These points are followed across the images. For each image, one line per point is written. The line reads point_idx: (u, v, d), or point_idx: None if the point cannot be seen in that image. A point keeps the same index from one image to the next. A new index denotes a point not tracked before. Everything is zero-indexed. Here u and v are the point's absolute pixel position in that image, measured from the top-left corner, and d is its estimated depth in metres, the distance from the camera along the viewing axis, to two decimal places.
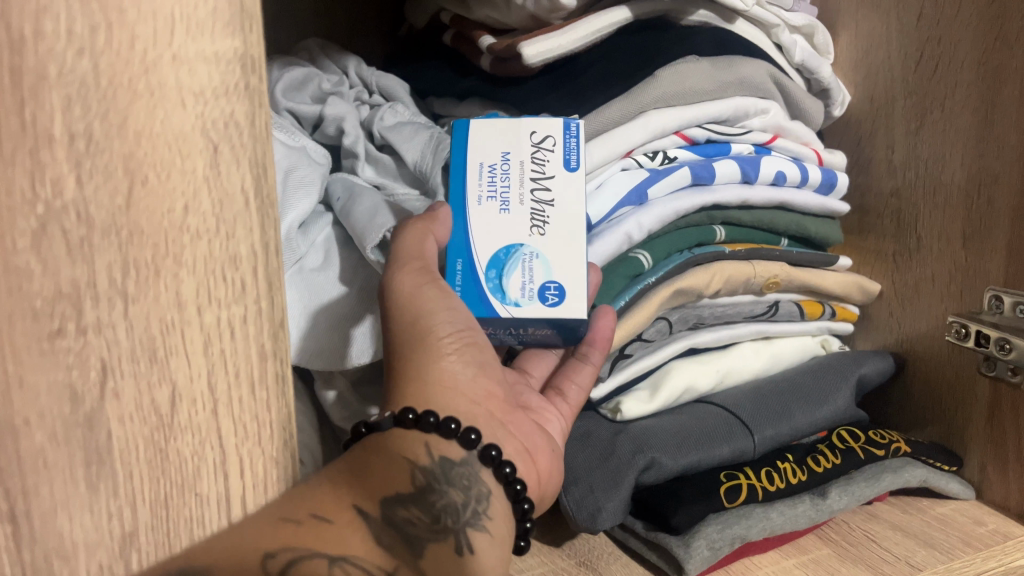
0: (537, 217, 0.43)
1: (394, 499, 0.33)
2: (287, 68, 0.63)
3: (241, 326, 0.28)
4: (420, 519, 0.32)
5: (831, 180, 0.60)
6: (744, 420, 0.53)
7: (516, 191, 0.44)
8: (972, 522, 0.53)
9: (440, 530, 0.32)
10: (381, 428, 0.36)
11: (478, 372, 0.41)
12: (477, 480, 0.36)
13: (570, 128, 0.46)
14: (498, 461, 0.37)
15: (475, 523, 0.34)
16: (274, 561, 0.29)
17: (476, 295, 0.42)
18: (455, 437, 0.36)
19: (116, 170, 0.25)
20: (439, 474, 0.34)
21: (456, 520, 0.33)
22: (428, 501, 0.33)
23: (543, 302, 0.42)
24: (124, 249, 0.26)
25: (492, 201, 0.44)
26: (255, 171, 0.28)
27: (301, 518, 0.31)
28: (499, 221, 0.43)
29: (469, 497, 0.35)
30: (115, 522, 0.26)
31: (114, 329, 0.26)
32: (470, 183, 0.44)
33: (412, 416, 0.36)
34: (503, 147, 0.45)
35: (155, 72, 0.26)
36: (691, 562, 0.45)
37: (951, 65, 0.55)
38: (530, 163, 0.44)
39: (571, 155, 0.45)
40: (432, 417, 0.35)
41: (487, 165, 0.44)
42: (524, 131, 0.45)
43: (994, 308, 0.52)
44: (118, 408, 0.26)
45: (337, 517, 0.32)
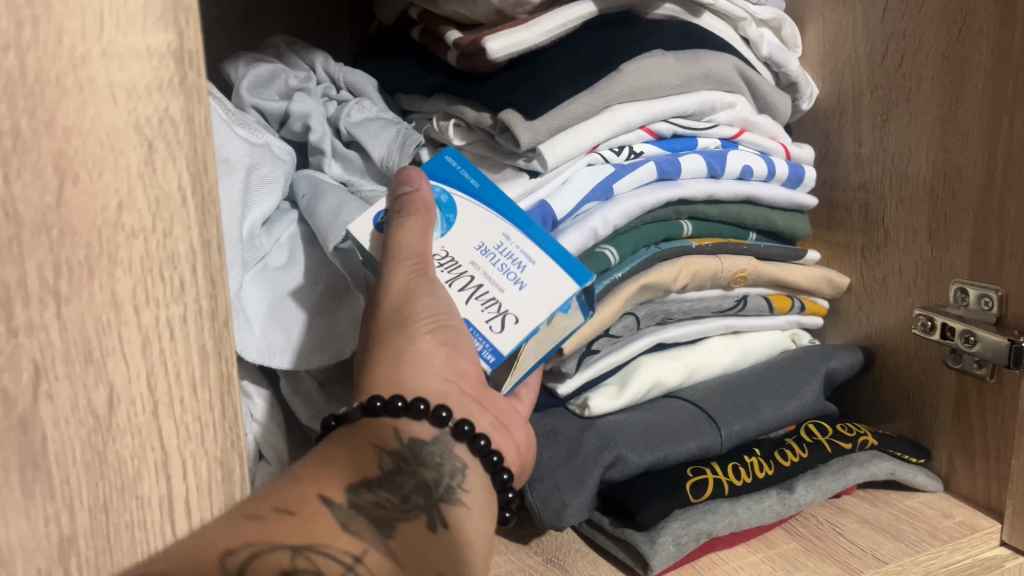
0: (442, 267, 0.40)
1: (359, 484, 0.32)
2: (253, 63, 0.60)
3: (180, 326, 0.28)
4: (389, 501, 0.32)
5: (797, 174, 0.61)
6: (711, 415, 0.53)
7: (486, 267, 0.40)
8: (938, 515, 0.53)
9: (410, 510, 0.32)
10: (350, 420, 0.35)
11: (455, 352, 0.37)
12: (451, 456, 0.34)
13: (489, 342, 0.38)
14: (472, 436, 0.35)
15: (450, 498, 0.33)
16: (232, 558, 0.28)
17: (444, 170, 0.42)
18: (427, 417, 0.34)
19: (45, 168, 0.25)
20: (409, 455, 0.34)
21: (427, 499, 0.33)
22: (396, 482, 0.33)
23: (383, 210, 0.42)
24: (55, 249, 0.25)
25: (481, 244, 0.40)
26: (192, 167, 0.28)
27: (265, 513, 0.30)
28: (470, 237, 0.40)
29: (441, 474, 0.34)
30: (52, 527, 0.26)
31: (47, 330, 0.26)
32: (522, 241, 0.40)
33: (380, 402, 0.34)
34: (527, 293, 0.39)
35: (84, 67, 0.25)
36: (656, 558, 0.45)
37: (916, 59, 0.54)
38: (490, 293, 0.39)
39: (478, 339, 0.39)
40: (398, 400, 0.34)
41: (517, 254, 0.40)
42: (521, 327, 0.39)
43: (959, 300, 0.52)
44: (53, 411, 0.26)
45: (302, 509, 0.31)
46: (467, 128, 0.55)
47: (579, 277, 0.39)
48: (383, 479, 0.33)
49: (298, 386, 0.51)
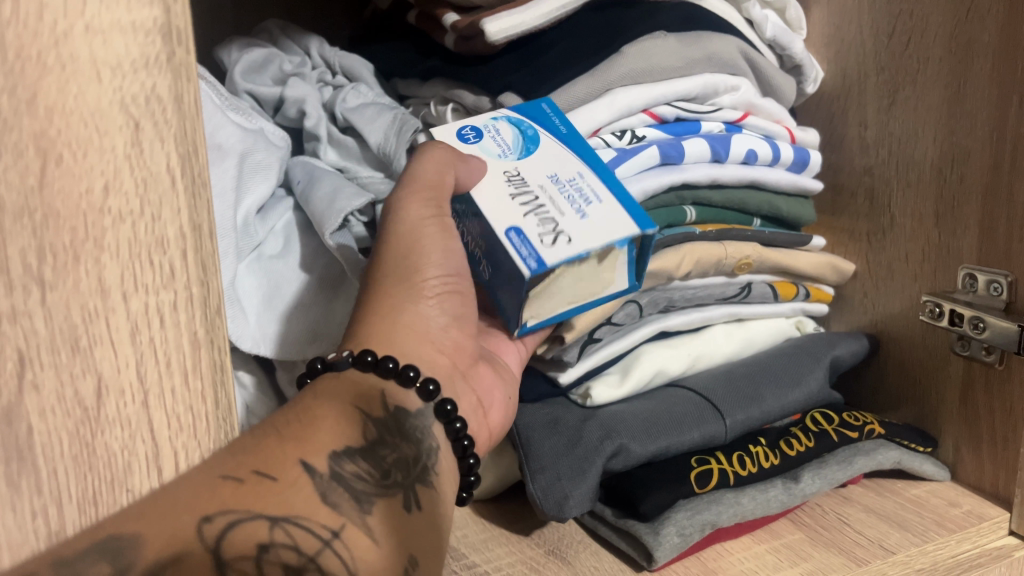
0: (510, 182, 0.41)
1: (342, 452, 0.31)
2: (246, 48, 0.59)
3: (171, 313, 0.27)
4: (368, 476, 0.31)
5: (802, 158, 0.60)
6: (714, 403, 0.52)
7: (551, 195, 0.40)
8: (945, 504, 0.52)
9: (388, 486, 0.31)
10: (340, 368, 0.36)
11: (448, 322, 0.41)
12: (429, 435, 0.35)
13: (532, 248, 0.38)
14: (450, 417, 0.36)
15: (423, 479, 0.33)
16: (210, 526, 0.26)
17: (535, 115, 0.45)
18: (414, 388, 0.36)
19: (27, 149, 0.24)
20: (392, 427, 0.34)
21: (405, 477, 0.32)
22: (379, 455, 0.32)
23: (458, 133, 0.44)
24: (38, 233, 0.25)
25: (555, 176, 0.41)
26: (181, 149, 0.27)
27: (243, 476, 0.28)
28: (545, 168, 0.42)
29: (421, 452, 0.34)
30: (40, 522, 0.25)
31: (31, 318, 0.25)
32: (594, 183, 0.41)
33: (372, 358, 0.35)
34: (587, 221, 0.39)
35: (66, 44, 0.24)
36: (660, 550, 0.44)
37: (923, 40, 0.53)
38: (549, 213, 0.39)
39: (522, 246, 0.38)
40: (391, 362, 0.35)
41: (586, 189, 0.41)
42: (571, 241, 0.38)
43: (967, 286, 0.51)
44: (38, 401, 0.25)
45: (282, 475, 0.29)
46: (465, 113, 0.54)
47: (644, 223, 0.39)
48: (368, 450, 0.32)
49: (296, 375, 0.50)
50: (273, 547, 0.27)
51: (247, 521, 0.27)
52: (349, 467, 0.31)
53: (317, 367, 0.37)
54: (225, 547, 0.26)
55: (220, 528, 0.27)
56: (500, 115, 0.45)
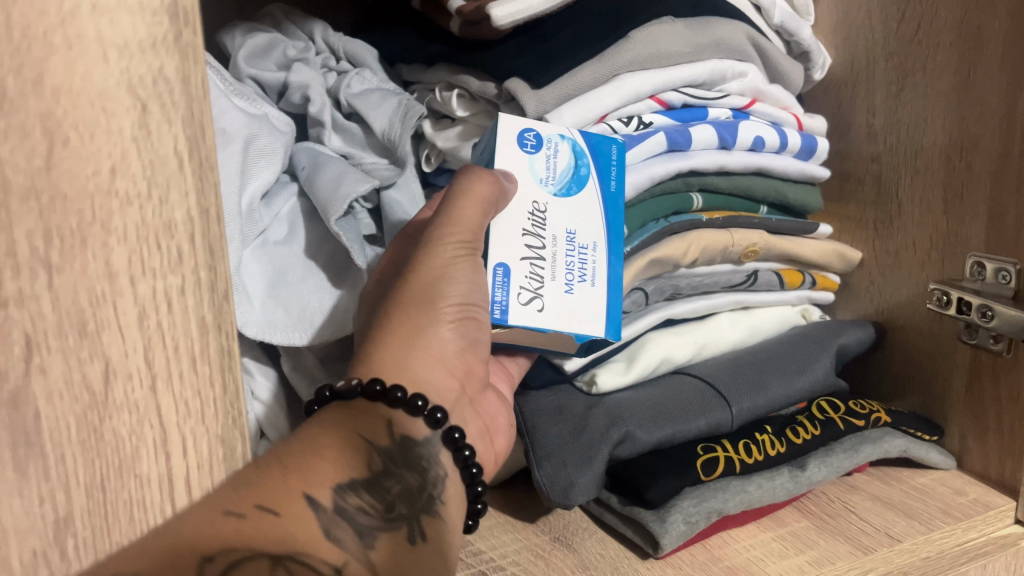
0: (534, 217, 0.41)
1: (345, 486, 0.31)
2: (250, 33, 0.58)
3: (178, 298, 0.27)
4: (372, 508, 0.31)
5: (809, 145, 0.59)
6: (720, 391, 0.52)
7: (557, 258, 0.41)
8: (951, 492, 0.52)
9: (393, 519, 0.31)
10: (348, 397, 0.34)
11: (467, 347, 0.40)
12: (435, 462, 0.34)
13: (496, 284, 0.39)
14: (457, 446, 0.35)
15: (429, 509, 0.32)
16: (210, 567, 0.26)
17: (603, 157, 0.44)
18: (422, 417, 0.35)
19: (33, 129, 0.24)
20: (398, 456, 0.33)
21: (409, 508, 0.32)
22: (384, 486, 0.31)
23: (521, 144, 0.42)
24: (45, 216, 0.24)
25: (572, 241, 0.42)
26: (190, 131, 0.27)
27: (244, 511, 0.28)
28: (570, 220, 0.42)
29: (426, 482, 0.33)
30: (48, 507, 0.25)
31: (38, 302, 0.25)
32: (600, 267, 0.42)
33: (379, 388, 0.34)
34: (568, 299, 0.41)
35: (72, 23, 0.24)
36: (667, 537, 0.44)
37: (933, 26, 0.53)
38: (535, 270, 0.40)
39: (497, 293, 0.39)
40: (420, 401, 0.34)
41: (580, 251, 0.42)
42: (535, 307, 0.40)
43: (975, 274, 0.51)
44: (46, 385, 0.25)
45: (285, 510, 0.29)
46: (471, 99, 0.53)
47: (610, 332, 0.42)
48: (371, 482, 0.31)
49: (300, 362, 0.50)
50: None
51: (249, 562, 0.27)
52: (352, 501, 0.31)
53: (324, 396, 0.35)
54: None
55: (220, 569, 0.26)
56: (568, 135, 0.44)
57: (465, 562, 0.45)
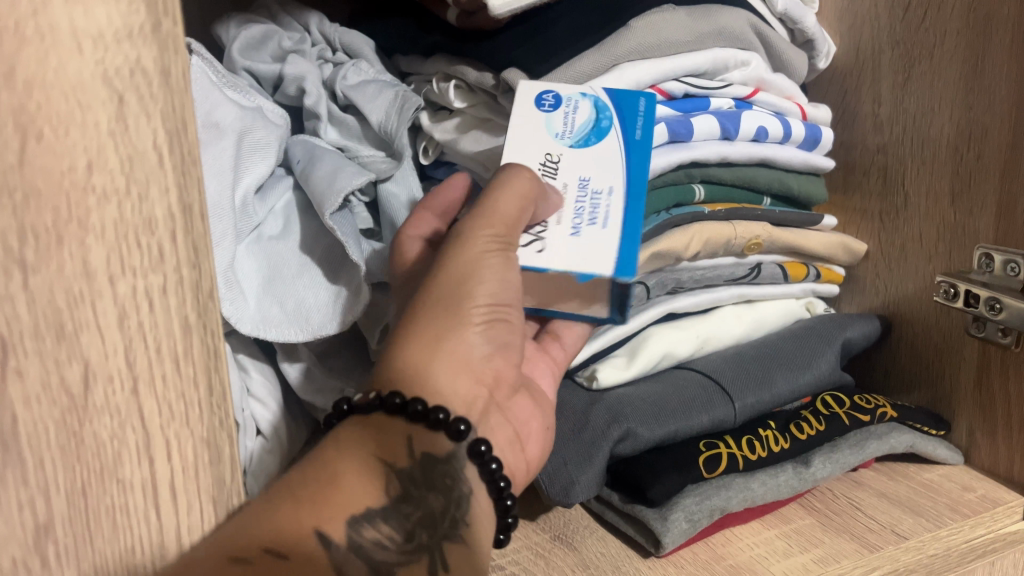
0: (545, 166, 0.42)
1: (361, 518, 0.30)
2: (244, 24, 0.57)
3: (160, 297, 0.26)
4: (390, 541, 0.29)
5: (814, 135, 0.58)
6: (723, 386, 0.51)
7: (564, 204, 0.41)
8: (959, 488, 0.51)
9: (412, 553, 0.30)
10: (366, 412, 0.34)
11: (495, 352, 0.38)
12: (460, 480, 0.33)
13: None
14: (484, 459, 0.34)
15: (452, 534, 0.31)
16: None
17: (631, 111, 0.43)
18: (444, 430, 0.33)
19: (5, 124, 0.23)
20: (419, 478, 0.32)
21: (431, 536, 0.30)
22: (403, 513, 0.30)
23: (540, 102, 0.43)
24: (19, 214, 0.24)
25: (582, 186, 0.41)
26: (169, 124, 0.26)
27: (253, 557, 0.27)
28: (585, 168, 0.41)
29: (450, 501, 0.32)
30: (26, 514, 0.24)
31: (13, 303, 0.24)
32: (616, 207, 0.41)
33: (400, 401, 0.33)
34: (575, 241, 0.40)
35: (45, 13, 0.23)
36: (668, 536, 0.43)
37: (940, 13, 0.52)
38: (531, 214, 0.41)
39: None
40: (442, 414, 0.33)
41: (592, 194, 0.41)
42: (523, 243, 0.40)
43: (984, 266, 0.50)
44: (22, 389, 0.24)
45: (295, 554, 0.28)
46: (468, 89, 0.52)
47: (621, 270, 0.39)
48: (388, 510, 0.30)
49: (296, 359, 0.49)
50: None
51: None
52: (370, 534, 0.29)
53: (343, 409, 0.35)
54: None
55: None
56: (594, 93, 0.44)
57: None
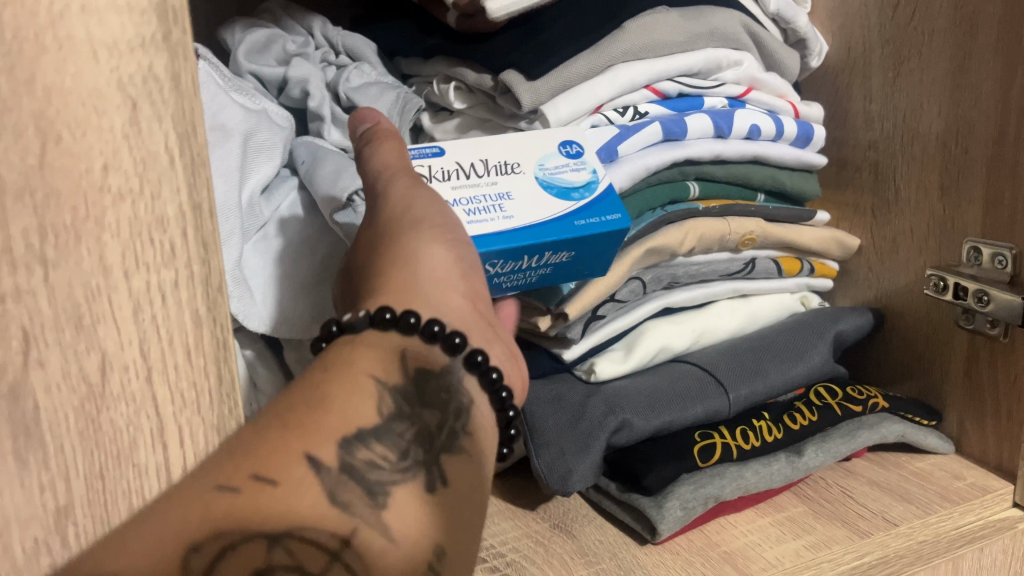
0: (502, 164, 0.43)
1: (353, 438, 0.29)
2: (249, 29, 0.59)
3: (172, 291, 0.28)
4: (384, 459, 0.29)
5: (806, 133, 0.59)
6: (718, 378, 0.52)
7: (476, 190, 0.42)
8: (950, 477, 0.53)
9: (407, 468, 0.29)
10: (358, 330, 0.33)
11: (467, 274, 0.38)
12: (458, 391, 0.33)
13: (429, 151, 0.44)
14: (482, 368, 0.34)
15: (449, 447, 0.31)
16: (197, 557, 0.25)
17: (602, 202, 0.43)
18: (439, 342, 0.33)
19: (27, 128, 0.24)
20: (414, 394, 0.31)
21: (427, 452, 0.30)
22: (396, 431, 0.30)
23: (570, 143, 0.45)
24: (40, 211, 0.25)
25: (501, 199, 0.42)
26: (180, 128, 0.27)
27: (240, 485, 0.26)
28: (521, 190, 0.43)
29: (446, 416, 0.32)
30: (48, 496, 0.26)
31: (35, 297, 0.25)
32: (491, 226, 0.41)
33: (391, 315, 0.33)
34: (443, 205, 0.41)
35: (63, 23, 0.25)
36: (664, 523, 0.45)
37: (927, 12, 0.53)
38: (455, 169, 0.43)
39: (425, 151, 0.44)
40: (413, 318, 0.33)
41: (497, 208, 0.42)
42: (422, 175, 0.42)
43: (972, 260, 0.51)
44: (44, 378, 0.26)
45: (285, 478, 0.27)
46: (468, 91, 0.53)
47: None
48: (382, 429, 0.30)
49: (302, 355, 0.50)
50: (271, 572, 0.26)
51: (243, 545, 0.26)
52: (362, 455, 0.29)
53: (332, 330, 0.33)
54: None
55: (209, 559, 0.25)
56: (602, 176, 0.44)
57: None
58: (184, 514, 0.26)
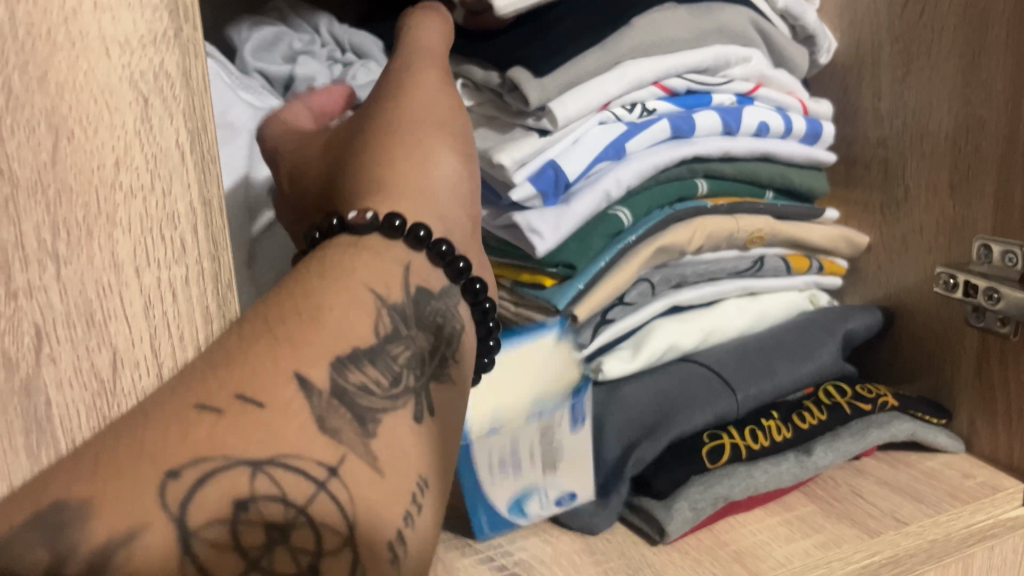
0: None
1: (347, 359, 0.28)
2: (257, 26, 0.59)
3: (182, 288, 0.28)
4: (377, 383, 0.28)
5: (815, 130, 0.59)
6: (726, 377, 0.52)
7: None
8: (960, 475, 0.52)
9: (397, 395, 0.29)
10: (359, 234, 0.32)
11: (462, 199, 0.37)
12: (453, 315, 0.33)
13: None
14: (479, 295, 0.35)
15: (437, 377, 0.31)
16: (177, 483, 0.23)
17: None
18: (443, 265, 0.34)
19: (39, 125, 0.24)
20: (411, 316, 0.31)
21: (419, 378, 0.30)
22: (391, 356, 0.29)
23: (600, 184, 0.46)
24: (52, 208, 0.25)
25: None
26: (191, 124, 0.27)
27: (223, 406, 0.25)
28: None
29: (440, 342, 0.32)
30: None
31: (47, 293, 0.25)
32: None
33: (399, 224, 0.32)
34: None
35: (75, 20, 0.25)
36: (672, 524, 0.45)
37: (937, 8, 0.53)
38: None
39: None
40: (423, 231, 0.32)
41: None
42: None
43: (982, 258, 0.51)
44: (56, 373, 0.26)
45: (273, 401, 0.25)
46: (475, 88, 0.53)
47: None
48: (377, 353, 0.29)
49: None
50: (254, 501, 0.24)
51: (225, 471, 0.24)
52: (355, 378, 0.28)
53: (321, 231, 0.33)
54: (193, 509, 0.23)
55: (188, 487, 0.23)
56: None
57: (473, 549, 0.46)
58: (160, 434, 0.24)
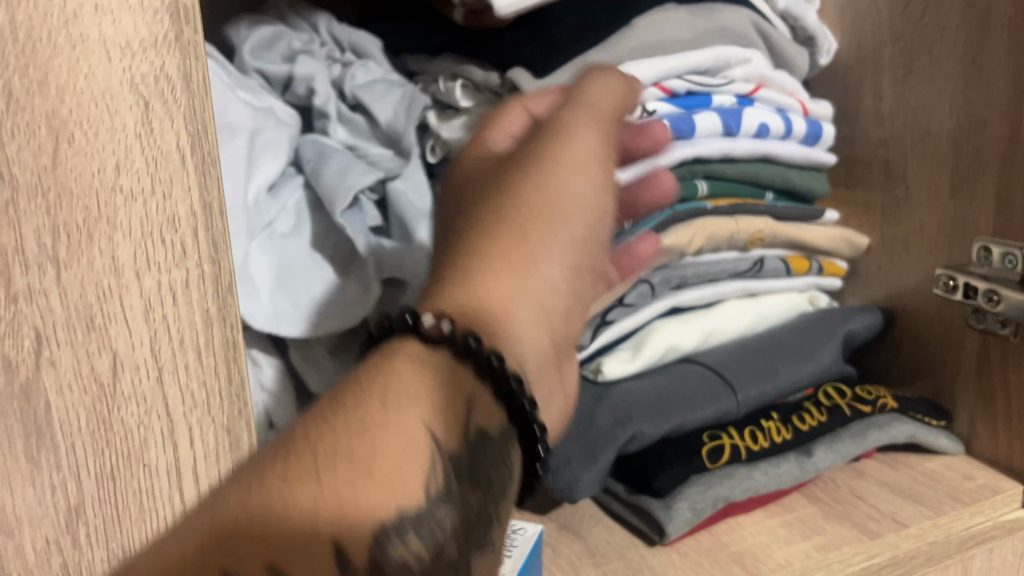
0: None
1: (400, 522, 0.25)
2: (255, 26, 0.59)
3: (183, 291, 0.27)
4: (424, 553, 0.25)
5: (815, 131, 0.59)
6: (726, 378, 0.52)
7: None
8: (960, 477, 0.52)
9: (449, 565, 0.26)
10: (430, 344, 0.30)
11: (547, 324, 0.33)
12: (508, 456, 0.30)
13: None
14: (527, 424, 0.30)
15: (482, 543, 0.27)
16: None
17: None
18: (504, 380, 0.30)
19: (39, 129, 0.24)
20: (468, 463, 0.28)
21: (479, 509, 0.28)
22: (450, 500, 0.27)
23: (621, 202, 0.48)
24: (52, 212, 0.25)
25: None
26: (192, 128, 0.27)
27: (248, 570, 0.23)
28: None
29: (490, 499, 0.28)
30: (58, 497, 0.26)
31: (46, 296, 0.25)
32: None
33: (474, 346, 0.29)
34: None
35: (76, 24, 0.24)
36: (672, 524, 0.44)
37: (940, 8, 0.52)
38: None
39: None
40: (495, 362, 0.29)
41: None
42: None
43: (982, 260, 0.51)
44: (56, 377, 0.25)
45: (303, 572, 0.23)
46: (474, 89, 0.53)
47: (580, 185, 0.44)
48: (426, 516, 0.25)
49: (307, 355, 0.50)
50: None
51: None
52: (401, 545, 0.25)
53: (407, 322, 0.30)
54: None
55: None
56: None
57: None
58: None
